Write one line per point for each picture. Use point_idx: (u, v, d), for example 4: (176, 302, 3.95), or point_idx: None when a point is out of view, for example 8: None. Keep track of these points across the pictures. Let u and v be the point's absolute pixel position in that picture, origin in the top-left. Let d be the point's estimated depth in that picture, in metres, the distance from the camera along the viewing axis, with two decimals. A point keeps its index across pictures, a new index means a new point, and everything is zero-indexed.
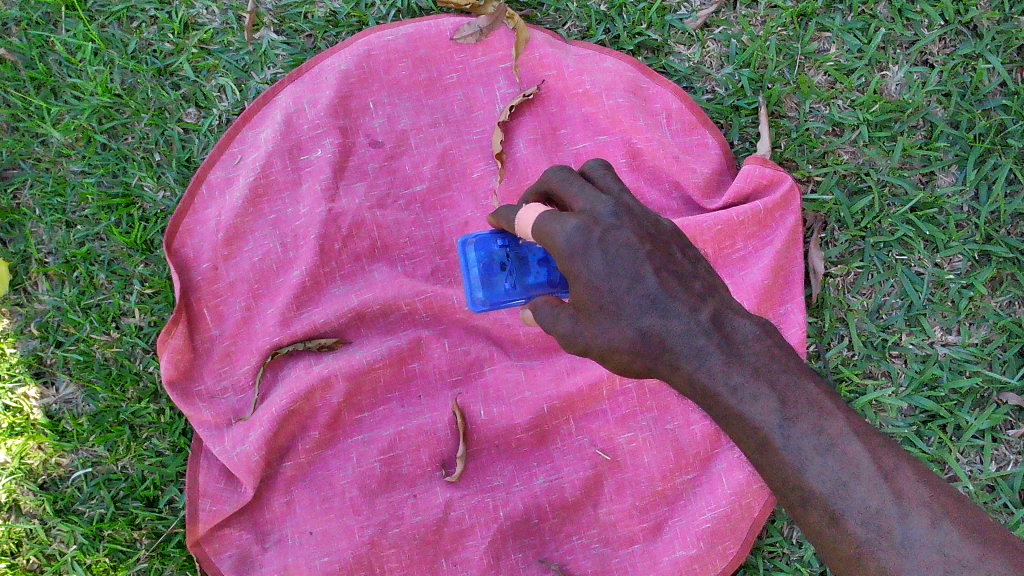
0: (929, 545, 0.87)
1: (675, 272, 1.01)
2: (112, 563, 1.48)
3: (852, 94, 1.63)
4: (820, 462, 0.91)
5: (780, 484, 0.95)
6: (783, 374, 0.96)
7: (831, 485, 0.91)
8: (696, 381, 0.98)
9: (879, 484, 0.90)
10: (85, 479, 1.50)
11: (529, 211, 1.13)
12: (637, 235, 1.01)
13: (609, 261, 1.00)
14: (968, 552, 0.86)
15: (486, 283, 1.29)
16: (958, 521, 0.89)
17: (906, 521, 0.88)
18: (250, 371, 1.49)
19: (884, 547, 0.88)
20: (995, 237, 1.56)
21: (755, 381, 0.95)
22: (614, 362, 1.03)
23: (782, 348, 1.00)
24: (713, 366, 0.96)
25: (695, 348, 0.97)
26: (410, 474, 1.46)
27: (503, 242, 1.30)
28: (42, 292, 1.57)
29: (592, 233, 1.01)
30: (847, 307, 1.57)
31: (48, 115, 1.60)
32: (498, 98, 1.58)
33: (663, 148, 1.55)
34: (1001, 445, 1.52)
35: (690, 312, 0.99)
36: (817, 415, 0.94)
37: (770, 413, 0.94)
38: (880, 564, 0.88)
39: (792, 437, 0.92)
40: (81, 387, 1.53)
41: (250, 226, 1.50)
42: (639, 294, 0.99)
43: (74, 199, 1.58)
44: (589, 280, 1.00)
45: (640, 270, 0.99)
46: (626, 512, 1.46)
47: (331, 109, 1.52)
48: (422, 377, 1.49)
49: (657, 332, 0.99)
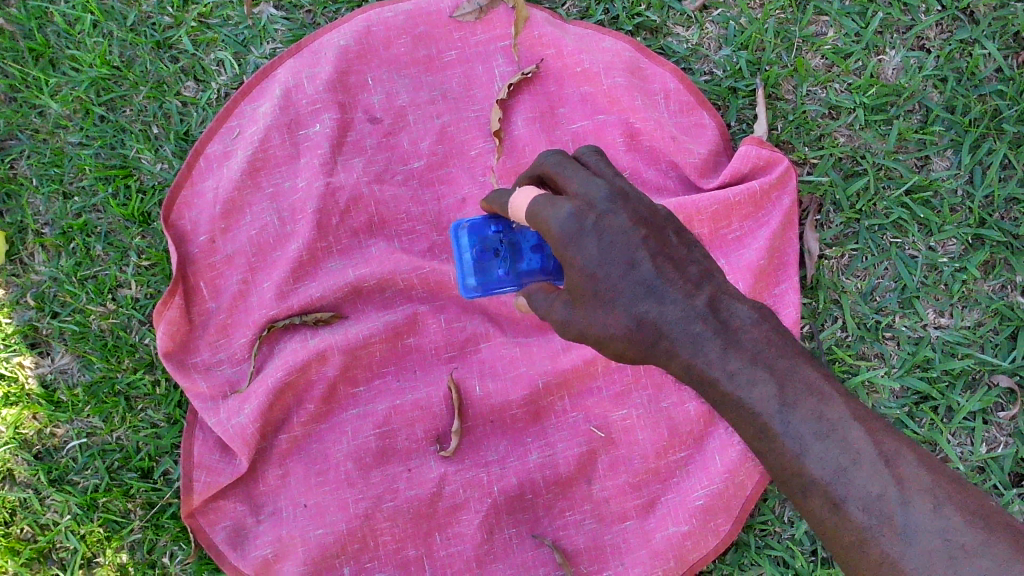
0: (933, 530, 0.89)
1: (670, 258, 1.01)
2: (106, 534, 1.48)
3: (849, 78, 1.64)
4: (819, 448, 0.93)
5: (779, 469, 0.96)
6: (781, 360, 0.99)
7: (832, 471, 0.93)
8: (692, 368, 1.00)
9: (881, 472, 0.92)
10: (80, 450, 1.51)
11: (521, 196, 1.10)
12: (631, 221, 1.00)
13: (604, 247, 0.98)
14: (970, 536, 0.88)
15: (478, 268, 1.29)
16: (959, 505, 0.91)
17: (908, 506, 0.90)
18: (246, 345, 1.49)
19: (885, 531, 0.90)
20: (988, 221, 1.57)
21: (753, 368, 0.98)
22: (609, 348, 1.03)
23: (779, 333, 1.03)
24: (709, 353, 0.98)
25: (692, 336, 0.99)
26: (405, 449, 1.46)
27: (497, 228, 1.29)
28: (38, 262, 1.57)
29: (586, 218, 0.99)
30: (841, 289, 1.58)
31: (46, 86, 1.60)
32: (497, 76, 1.59)
33: (660, 128, 1.55)
34: (993, 426, 1.53)
35: (687, 298, 1.00)
36: (816, 401, 0.96)
37: (768, 400, 0.96)
38: (882, 550, 0.90)
39: (791, 424, 0.95)
40: (76, 358, 1.54)
41: (248, 200, 1.51)
42: (635, 281, 0.99)
43: (71, 170, 1.58)
44: (583, 267, 0.99)
45: (634, 258, 0.99)
46: (620, 488, 1.47)
47: (329, 84, 1.53)
48: (417, 353, 1.49)
49: (652, 320, 0.99)
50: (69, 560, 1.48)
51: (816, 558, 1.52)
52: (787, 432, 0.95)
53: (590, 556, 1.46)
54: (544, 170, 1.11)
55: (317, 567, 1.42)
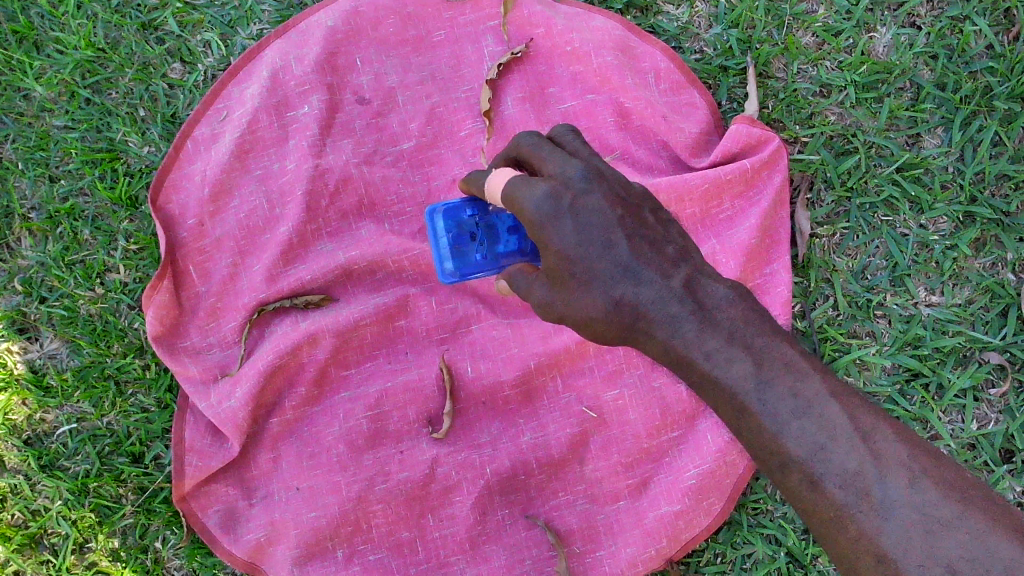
0: (909, 504, 0.88)
1: (647, 237, 1.01)
2: (97, 520, 1.48)
3: (839, 55, 1.63)
4: (797, 426, 0.93)
5: (760, 451, 0.96)
6: (759, 338, 0.98)
7: (809, 449, 0.92)
8: (670, 348, 1.00)
9: (858, 446, 0.91)
10: (70, 435, 1.50)
11: (499, 175, 1.07)
12: (608, 200, 0.99)
13: (580, 228, 0.97)
14: (949, 511, 0.87)
15: (452, 251, 1.26)
16: (939, 481, 0.90)
17: (887, 482, 0.89)
18: (236, 328, 1.48)
19: (864, 509, 0.89)
20: (979, 199, 1.57)
21: (731, 347, 0.98)
22: (589, 330, 1.02)
23: (757, 312, 1.02)
24: (687, 333, 0.99)
25: (669, 316, 0.99)
26: (396, 431, 1.46)
27: (473, 211, 1.27)
28: (25, 248, 1.55)
29: (562, 200, 0.97)
30: (832, 268, 1.58)
31: (31, 69, 1.59)
32: (486, 56, 1.58)
33: (651, 107, 1.54)
34: (983, 403, 1.54)
35: (663, 279, 1.00)
36: (792, 377, 0.96)
37: (745, 377, 0.96)
38: (858, 526, 0.89)
39: (768, 402, 0.94)
40: (65, 343, 1.53)
41: (236, 182, 1.49)
42: (611, 262, 0.98)
43: (58, 154, 1.57)
44: (560, 250, 0.97)
45: (610, 236, 0.98)
46: (612, 468, 1.47)
47: (317, 65, 1.51)
48: (409, 335, 1.49)
49: (630, 301, 0.99)
50: (60, 545, 1.47)
51: (808, 536, 1.51)
52: (765, 410, 0.94)
53: (584, 536, 1.46)
54: (521, 150, 1.08)
55: (310, 550, 1.42)
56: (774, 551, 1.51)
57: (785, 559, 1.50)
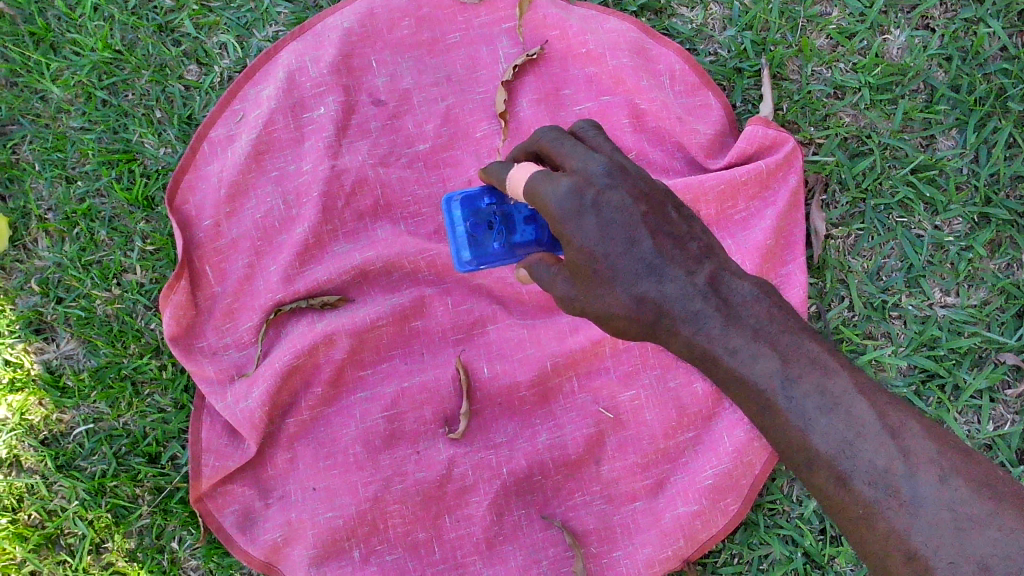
0: (939, 503, 0.89)
1: (671, 234, 1.00)
2: (114, 519, 1.48)
3: (853, 58, 1.63)
4: (825, 422, 0.94)
5: (785, 447, 0.97)
6: (784, 336, 1.00)
7: (838, 445, 0.94)
8: (694, 344, 1.00)
9: (887, 444, 0.93)
10: (86, 435, 1.50)
11: (523, 171, 1.06)
12: (631, 196, 0.98)
13: (603, 224, 0.96)
14: (977, 508, 0.88)
15: (470, 241, 1.26)
16: (966, 476, 0.91)
17: (914, 479, 0.91)
18: (253, 329, 1.49)
19: (892, 505, 0.91)
20: (994, 200, 1.57)
21: (756, 344, 0.99)
22: (612, 324, 1.02)
23: (782, 309, 1.03)
24: (710, 330, 0.99)
25: (692, 312, 0.99)
26: (413, 431, 1.45)
27: (490, 200, 1.26)
28: (41, 248, 1.56)
29: (585, 195, 0.96)
30: (848, 269, 1.58)
31: (48, 71, 1.59)
32: (501, 58, 1.58)
33: (666, 109, 1.55)
34: (999, 404, 1.54)
35: (688, 275, 0.99)
36: (820, 374, 0.97)
37: (771, 375, 0.97)
38: (889, 523, 0.90)
39: (795, 399, 0.96)
40: (82, 343, 1.53)
41: (253, 183, 1.50)
42: (636, 258, 0.97)
43: (75, 155, 1.58)
44: (582, 246, 0.96)
45: (635, 235, 0.97)
46: (629, 468, 1.47)
47: (333, 66, 1.52)
48: (425, 336, 1.49)
49: (653, 299, 0.98)
50: (77, 545, 1.47)
51: (825, 537, 1.52)
52: (791, 408, 0.96)
53: (599, 536, 1.46)
54: (542, 146, 1.08)
55: (327, 550, 1.42)
56: (791, 552, 1.51)
57: (802, 559, 1.50)
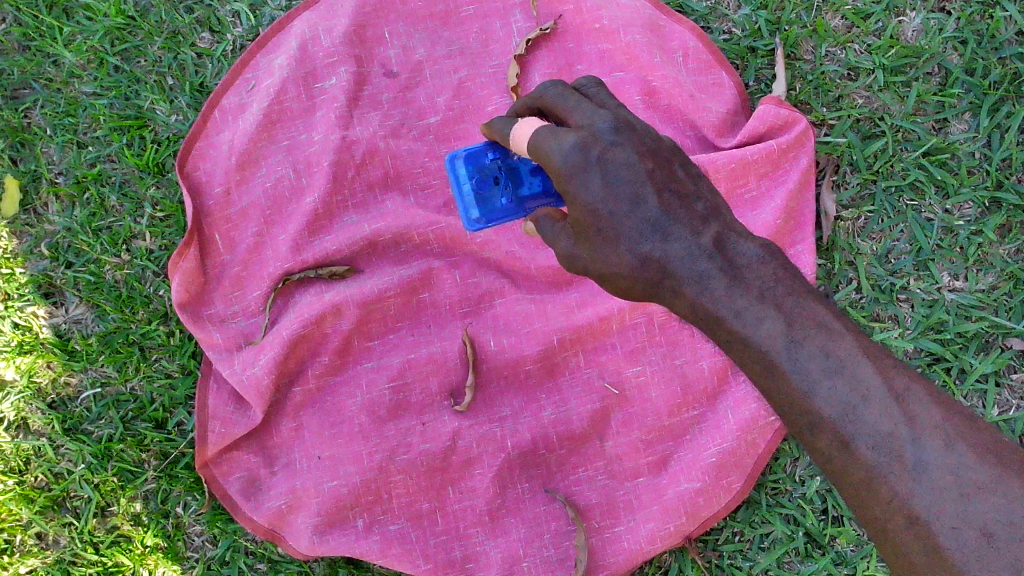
0: (944, 468, 0.88)
1: (677, 193, 1.01)
2: (120, 484, 1.49)
3: (868, 39, 1.63)
4: (829, 385, 0.92)
5: (788, 410, 0.96)
6: (790, 298, 0.98)
7: (841, 408, 0.92)
8: (697, 306, 1.00)
9: (891, 408, 0.91)
10: (95, 400, 1.51)
11: (526, 127, 1.08)
12: (637, 153, 1.00)
13: (609, 182, 0.98)
14: (981, 473, 0.87)
15: (479, 197, 1.26)
16: (972, 442, 0.90)
17: (920, 443, 0.89)
18: (261, 298, 1.49)
19: (895, 468, 0.89)
20: (1005, 184, 1.57)
21: (760, 306, 0.97)
22: (614, 284, 1.04)
23: (787, 270, 1.01)
24: (715, 290, 0.98)
25: (697, 272, 0.99)
26: (419, 403, 1.46)
27: (495, 156, 1.27)
28: (52, 213, 1.56)
29: (591, 150, 0.98)
30: (856, 251, 1.58)
31: (61, 35, 1.59)
32: (515, 32, 1.58)
33: (679, 86, 1.54)
34: (1005, 389, 1.53)
35: (692, 236, 1.00)
36: (825, 337, 0.95)
37: (775, 336, 0.95)
38: (892, 489, 0.89)
39: (799, 360, 0.94)
40: (91, 308, 1.53)
41: (264, 152, 1.50)
42: (639, 218, 0.99)
43: (86, 120, 1.58)
44: (586, 203, 0.99)
45: (640, 193, 0.99)
46: (632, 445, 1.47)
47: (346, 37, 1.52)
48: (433, 308, 1.49)
49: (656, 258, 0.99)
50: (83, 509, 1.48)
51: (827, 517, 1.52)
52: (795, 370, 0.94)
53: (602, 512, 1.46)
54: (545, 102, 1.10)
55: (331, 518, 1.42)
56: (792, 531, 1.51)
57: (803, 538, 1.50)
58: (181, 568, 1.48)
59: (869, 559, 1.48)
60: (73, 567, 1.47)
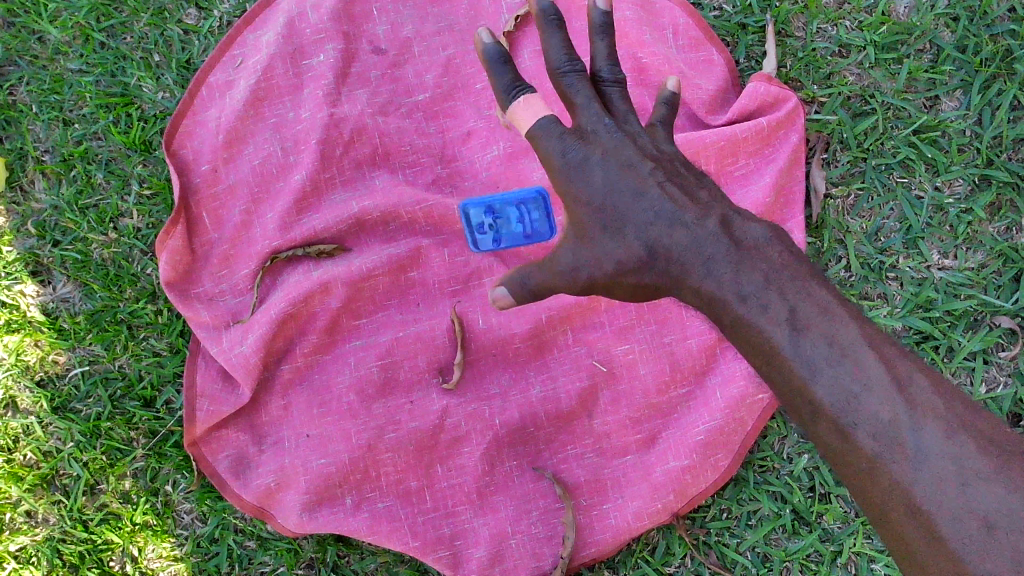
0: (944, 455, 0.91)
1: (678, 184, 1.06)
2: (109, 462, 1.49)
3: (859, 15, 1.62)
4: (832, 372, 0.95)
5: (790, 393, 0.98)
6: (793, 283, 1.00)
7: (843, 397, 0.94)
8: (704, 291, 1.03)
9: (893, 396, 0.93)
10: (82, 378, 1.51)
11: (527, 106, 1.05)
12: (639, 154, 1.05)
13: (611, 177, 1.04)
14: (979, 462, 0.91)
15: (484, 208, 1.40)
16: (970, 431, 0.93)
17: (920, 430, 0.92)
18: (249, 275, 1.49)
19: (896, 457, 0.92)
20: (996, 162, 1.56)
21: (765, 290, 1.00)
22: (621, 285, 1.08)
23: (792, 253, 1.04)
24: (720, 275, 1.01)
25: (703, 257, 1.02)
26: (407, 381, 1.46)
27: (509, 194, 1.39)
28: (39, 190, 1.56)
29: (593, 153, 1.04)
30: (846, 229, 1.57)
31: (45, 11, 1.58)
32: (503, 8, 1.57)
33: (669, 63, 1.53)
34: (993, 366, 1.53)
35: (698, 221, 1.03)
36: (828, 324, 0.97)
37: (779, 321, 0.98)
38: (892, 476, 0.92)
39: (803, 347, 0.96)
40: (78, 286, 1.53)
41: (251, 130, 1.49)
42: (643, 208, 1.03)
43: (72, 97, 1.57)
44: (590, 200, 1.05)
45: (642, 186, 1.04)
46: (620, 423, 1.47)
47: (333, 14, 1.51)
48: (421, 287, 1.48)
49: (664, 246, 1.04)
50: (72, 486, 1.49)
51: (815, 494, 1.52)
52: (798, 356, 0.96)
53: (590, 489, 1.47)
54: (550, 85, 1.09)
55: (320, 496, 1.43)
56: (779, 508, 1.51)
57: (790, 515, 1.51)
58: (170, 545, 1.48)
59: (856, 535, 1.49)
60: (63, 544, 1.47)
